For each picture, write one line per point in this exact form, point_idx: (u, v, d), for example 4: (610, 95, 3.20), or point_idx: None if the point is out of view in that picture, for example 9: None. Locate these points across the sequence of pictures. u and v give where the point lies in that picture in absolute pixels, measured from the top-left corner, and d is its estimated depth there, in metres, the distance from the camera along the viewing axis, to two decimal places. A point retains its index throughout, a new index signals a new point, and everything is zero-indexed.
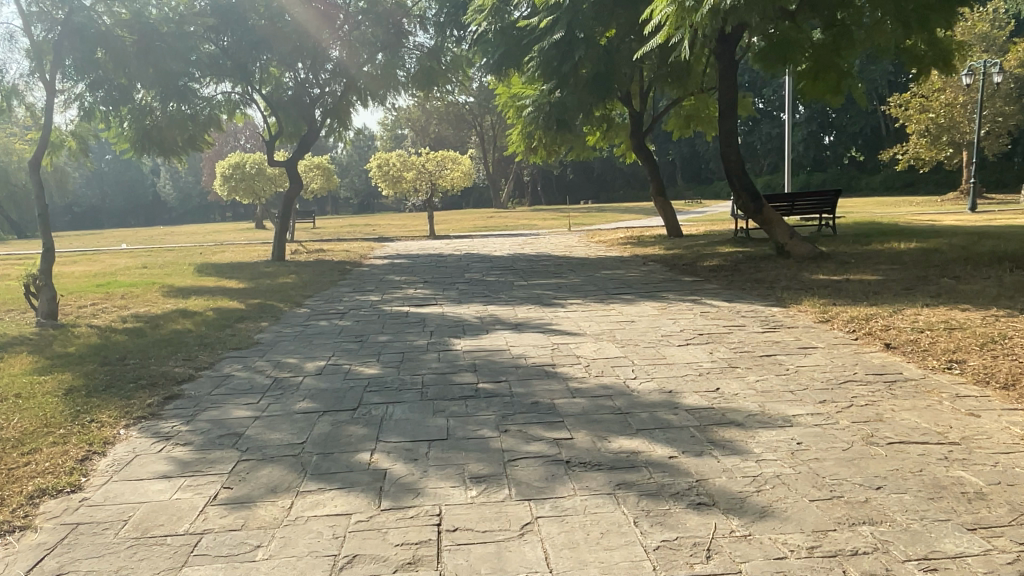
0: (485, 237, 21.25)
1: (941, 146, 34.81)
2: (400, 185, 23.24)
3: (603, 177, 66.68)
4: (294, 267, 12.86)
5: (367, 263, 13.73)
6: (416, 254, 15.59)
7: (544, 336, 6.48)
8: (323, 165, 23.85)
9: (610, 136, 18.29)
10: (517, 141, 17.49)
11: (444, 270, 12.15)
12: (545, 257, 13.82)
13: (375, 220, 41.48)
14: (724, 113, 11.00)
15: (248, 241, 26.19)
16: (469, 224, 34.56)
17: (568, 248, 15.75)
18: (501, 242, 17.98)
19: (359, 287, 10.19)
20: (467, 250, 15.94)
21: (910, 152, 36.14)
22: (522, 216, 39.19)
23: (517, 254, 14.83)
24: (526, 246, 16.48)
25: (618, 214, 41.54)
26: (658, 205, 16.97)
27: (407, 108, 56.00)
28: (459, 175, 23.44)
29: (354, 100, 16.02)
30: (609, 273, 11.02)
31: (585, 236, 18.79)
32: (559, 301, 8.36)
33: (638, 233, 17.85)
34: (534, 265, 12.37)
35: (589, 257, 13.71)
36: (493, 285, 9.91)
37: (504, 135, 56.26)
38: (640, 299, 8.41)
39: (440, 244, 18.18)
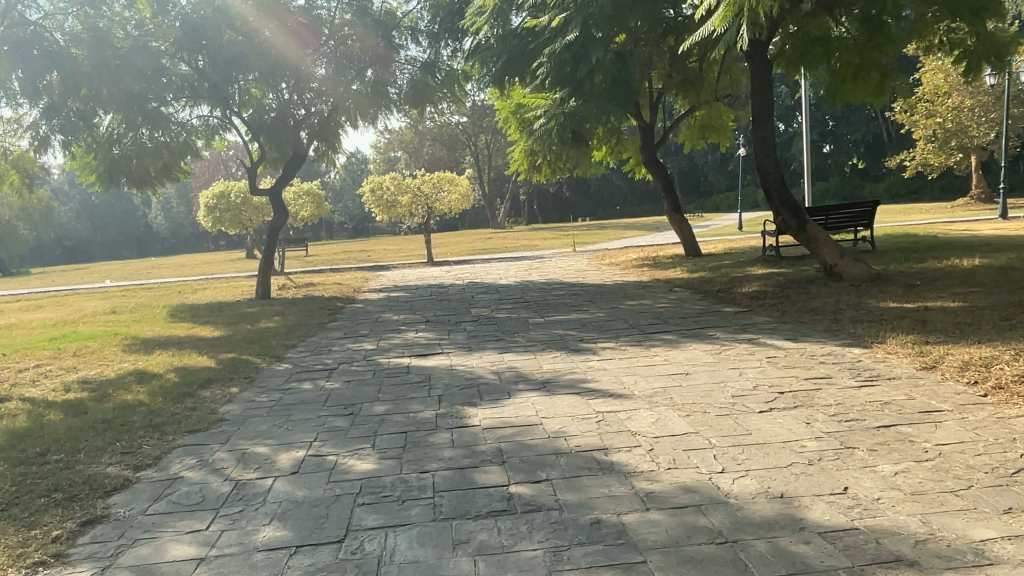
0: (487, 262, 19.96)
1: (950, 151, 33.61)
2: (395, 210, 21.97)
3: (601, 193, 65.61)
4: (280, 307, 11.55)
5: (360, 298, 12.43)
6: (414, 285, 14.27)
7: (583, 399, 5.14)
8: (313, 192, 22.61)
9: (619, 151, 17.07)
10: (520, 159, 16.24)
11: (447, 305, 10.85)
12: (557, 285, 12.51)
13: (370, 245, 40.19)
14: (759, 119, 9.76)
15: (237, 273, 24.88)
16: (467, 247, 33.30)
17: (580, 273, 14.46)
18: (505, 268, 16.69)
19: (351, 331, 8.85)
20: (470, 279, 14.62)
21: (918, 159, 34.97)
22: (521, 237, 37.95)
23: (526, 281, 13.53)
24: (534, 272, 15.17)
25: (619, 231, 40.29)
26: (675, 222, 15.70)
27: (399, 130, 54.95)
28: (457, 197, 22.33)
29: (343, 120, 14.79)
30: (636, 304, 9.70)
31: (595, 258, 17.51)
32: (588, 344, 7.02)
33: (653, 254, 16.56)
34: (547, 296, 11.05)
35: (607, 284, 12.40)
36: (506, 324, 8.57)
37: (499, 154, 55.16)
38: (683, 338, 7.07)
39: (441, 272, 16.88)
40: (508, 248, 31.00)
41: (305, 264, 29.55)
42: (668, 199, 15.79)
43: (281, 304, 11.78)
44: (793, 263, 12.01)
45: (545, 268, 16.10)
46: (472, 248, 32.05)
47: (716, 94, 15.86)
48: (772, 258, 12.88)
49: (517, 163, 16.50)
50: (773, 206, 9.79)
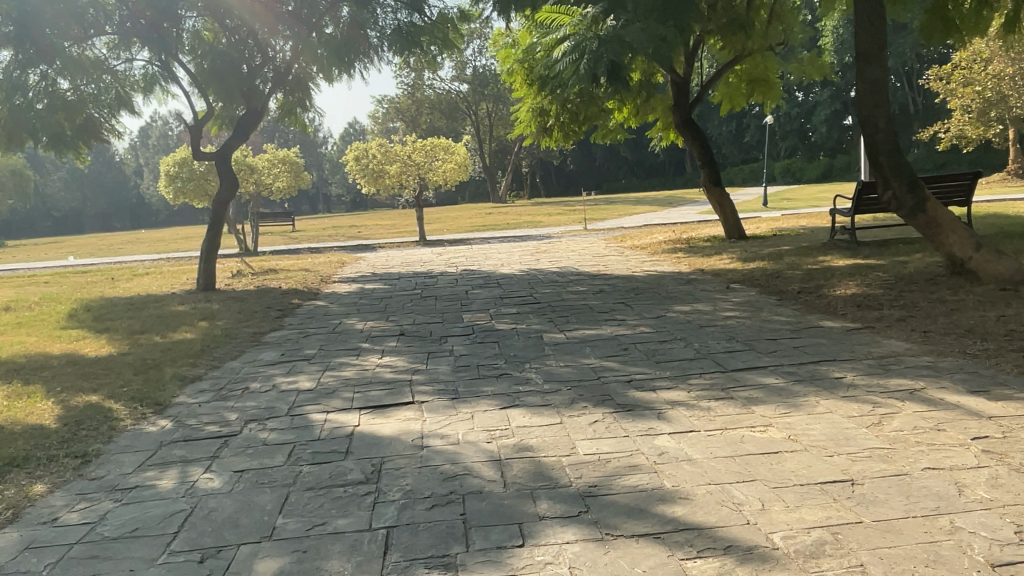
0: (487, 243, 17.34)
1: (988, 122, 30.23)
2: (383, 181, 19.25)
3: (608, 166, 62.78)
4: (219, 304, 8.95)
5: (322, 292, 9.82)
6: (395, 273, 11.65)
7: (675, 556, 2.54)
8: (291, 161, 19.86)
9: (647, 112, 14.38)
10: (530, 121, 13.57)
11: (434, 306, 8.25)
12: (576, 277, 9.88)
13: (363, 219, 37.64)
14: (867, 57, 6.93)
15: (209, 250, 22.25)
16: (468, 221, 30.72)
17: (601, 259, 11.84)
18: (508, 250, 14.06)
19: (293, 350, 6.24)
20: (465, 265, 12.00)
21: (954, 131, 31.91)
22: (525, 212, 35.36)
23: (536, 270, 10.92)
24: (543, 257, 12.52)
25: (630, 205, 37.61)
26: (714, 197, 13.01)
27: (396, 97, 51.74)
28: (454, 166, 19.56)
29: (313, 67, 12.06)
30: (689, 310, 7.07)
31: (615, 240, 14.87)
32: (646, 393, 4.41)
33: (685, 235, 13.89)
34: (565, 294, 8.44)
35: (640, 276, 9.78)
36: (510, 345, 5.93)
37: (500, 123, 52.18)
38: (796, 382, 4.45)
39: (432, 255, 14.29)
40: (511, 224, 28.36)
41: (290, 240, 26.98)
42: (706, 169, 13.12)
43: (223, 300, 9.21)
44: (879, 253, 9.35)
45: (555, 252, 13.46)
46: (472, 224, 29.44)
47: (767, 44, 13.16)
48: (846, 244, 10.23)
49: (526, 127, 13.85)
50: (884, 175, 7.14)
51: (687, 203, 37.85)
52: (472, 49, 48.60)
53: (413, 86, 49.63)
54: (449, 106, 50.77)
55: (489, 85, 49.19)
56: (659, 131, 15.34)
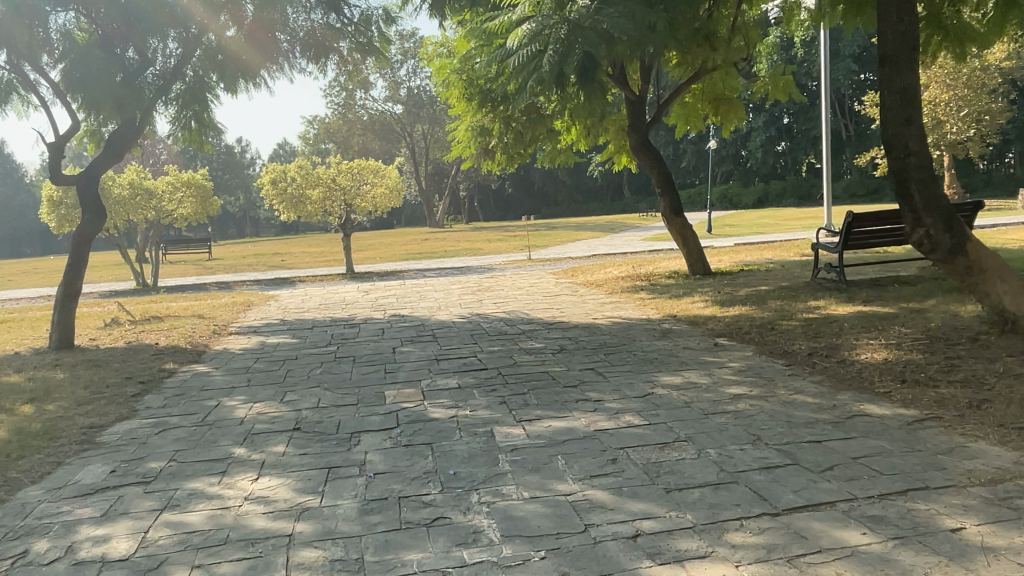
0: (420, 277, 15.54)
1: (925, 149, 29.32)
2: (304, 208, 17.24)
3: (546, 190, 61.95)
4: (67, 370, 6.88)
5: (212, 350, 7.86)
6: (310, 320, 9.72)
7: None
8: (197, 183, 17.54)
9: (597, 134, 12.84)
10: (469, 141, 11.87)
11: (349, 372, 6.42)
12: (528, 326, 8.20)
13: (289, 246, 35.28)
14: (896, 60, 5.53)
15: (105, 284, 19.66)
16: (401, 249, 28.91)
17: (553, 301, 10.21)
18: (445, 288, 12.29)
19: (132, 460, 4.32)
20: (394, 310, 10.17)
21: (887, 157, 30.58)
22: (463, 238, 33.79)
23: (478, 317, 9.19)
24: (486, 297, 10.80)
25: (571, 231, 36.42)
26: (676, 229, 11.62)
27: (326, 118, 49.47)
28: (384, 192, 17.74)
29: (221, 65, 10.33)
30: (681, 382, 5.47)
31: (564, 276, 13.29)
32: (670, 571, 2.71)
33: (643, 271, 12.42)
34: (517, 353, 6.73)
35: (604, 326, 8.16)
36: (448, 450, 4.16)
37: (436, 145, 50.53)
38: (897, 540, 2.84)
39: (357, 294, 12.40)
40: (448, 252, 26.60)
41: (203, 271, 24.58)
42: (665, 197, 11.71)
43: (76, 364, 7.15)
44: (881, 297, 7.99)
45: (499, 290, 11.76)
46: (406, 252, 27.56)
47: (731, 60, 11.86)
48: (836, 285, 8.88)
49: (464, 148, 12.13)
50: (912, 209, 5.72)
51: (630, 229, 36.91)
52: (406, 69, 46.93)
53: (344, 107, 47.58)
54: (383, 128, 48.77)
55: (425, 107, 47.56)
56: (610, 154, 13.80)
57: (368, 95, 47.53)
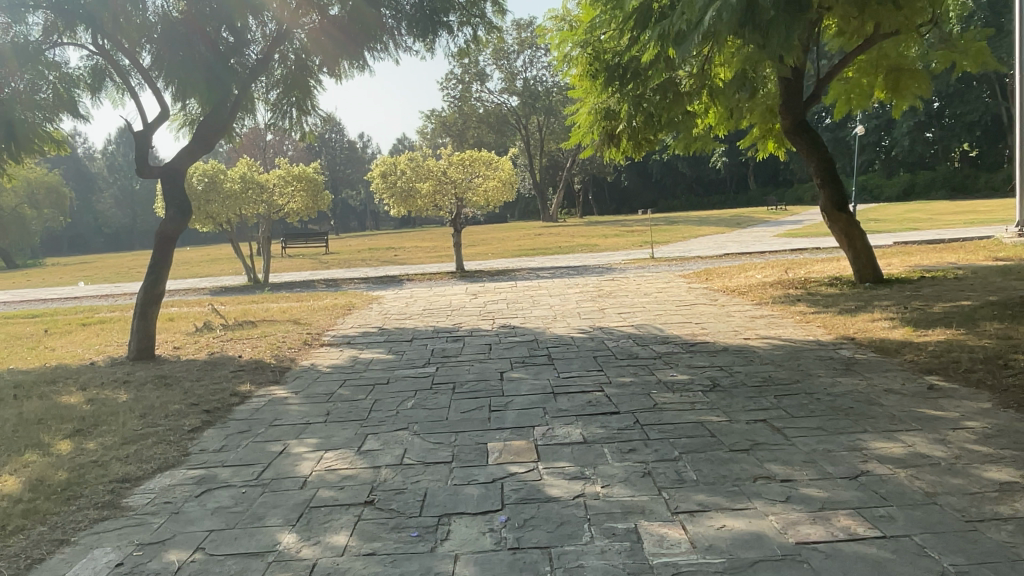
0: (534, 277, 14.25)
1: None
2: (413, 201, 16.36)
3: (664, 182, 59.44)
4: (132, 390, 6.02)
5: (296, 366, 6.86)
6: (411, 328, 8.61)
7: None
8: (308, 177, 16.87)
9: (740, 116, 11.03)
10: (593, 125, 10.36)
11: (446, 406, 5.18)
12: (665, 348, 6.71)
13: (402, 239, 35.07)
14: None
15: (220, 278, 19.62)
16: (514, 244, 27.84)
17: (690, 313, 8.64)
18: (562, 292, 10.93)
19: (150, 545, 3.22)
20: (505, 318, 8.91)
21: None
22: (578, 232, 32.35)
23: (602, 331, 7.78)
24: (609, 305, 9.36)
25: (693, 226, 34.17)
26: (838, 229, 9.83)
27: (442, 112, 49.26)
28: (497, 185, 16.53)
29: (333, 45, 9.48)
30: (903, 453, 3.85)
31: (697, 280, 11.61)
32: None
33: (795, 276, 10.57)
34: (656, 388, 5.28)
35: (761, 350, 6.54)
36: (577, 566, 2.79)
37: (551, 137, 49.27)
38: None
39: (465, 297, 11.24)
40: (563, 248, 25.23)
41: (318, 266, 24.41)
42: (825, 190, 9.92)
43: (145, 381, 6.29)
44: None
45: (624, 295, 10.26)
46: (519, 248, 26.44)
47: (916, 24, 9.73)
48: None
49: (587, 133, 10.65)
50: None
51: (759, 224, 34.27)
52: (523, 60, 45.98)
53: (460, 100, 47.21)
54: (498, 121, 48.05)
55: (541, 98, 46.41)
56: (754, 138, 11.93)
57: (484, 87, 46.89)
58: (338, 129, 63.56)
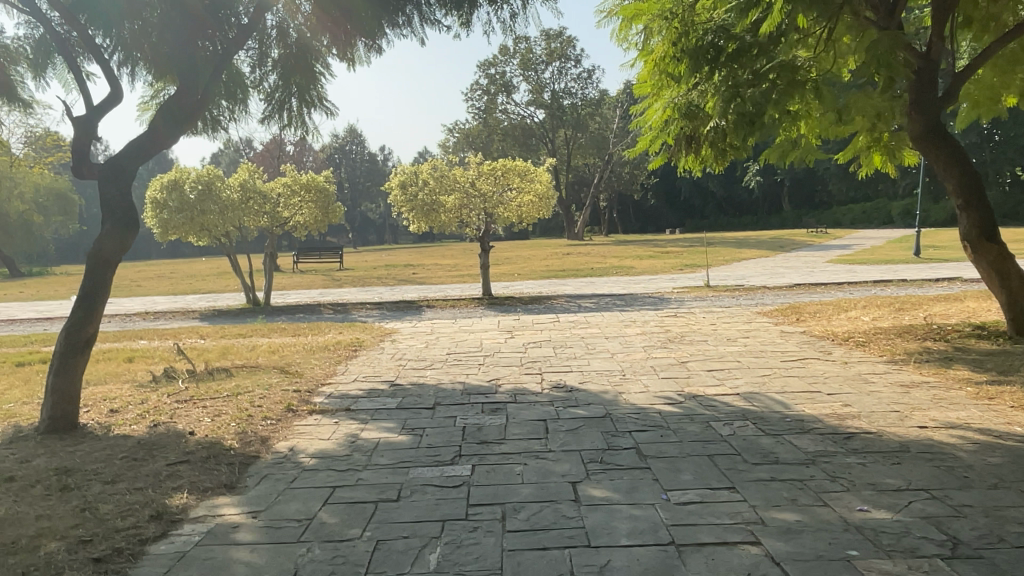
0: (576, 308, 12.11)
1: None
2: (436, 217, 14.29)
3: (693, 202, 57.27)
4: (7, 499, 3.93)
5: (268, 454, 4.72)
6: (431, 385, 6.47)
7: None
8: (319, 187, 14.88)
9: (848, 119, 8.85)
10: (671, 125, 8.24)
11: (498, 570, 3.01)
12: (813, 446, 4.50)
13: (420, 256, 33.10)
14: None
15: (219, 297, 17.66)
16: (542, 264, 25.75)
17: (809, 375, 6.41)
18: (620, 334, 8.76)
19: None
20: (557, 374, 6.74)
21: None
22: (608, 253, 30.18)
23: (700, 403, 5.57)
24: (692, 359, 7.17)
25: (732, 248, 31.90)
26: (980, 264, 7.61)
27: (466, 124, 47.44)
28: (533, 200, 14.39)
29: (341, 18, 7.38)
30: None
31: (785, 320, 9.39)
32: None
33: (921, 323, 8.32)
34: (857, 547, 3.09)
35: (965, 454, 4.31)
36: None
37: (577, 152, 47.28)
38: None
39: (499, 336, 9.08)
40: (596, 270, 22.98)
41: (328, 285, 22.38)
42: (967, 215, 7.68)
43: (35, 480, 4.19)
44: None
45: (703, 342, 8.07)
46: (547, 268, 24.29)
47: None
48: None
49: (659, 136, 8.55)
50: None
51: (803, 248, 31.90)
52: (551, 71, 44.10)
53: (484, 112, 45.41)
54: (523, 134, 46.13)
55: (569, 111, 44.45)
56: (858, 147, 9.75)
57: (510, 98, 45.04)
58: (358, 141, 62.00)
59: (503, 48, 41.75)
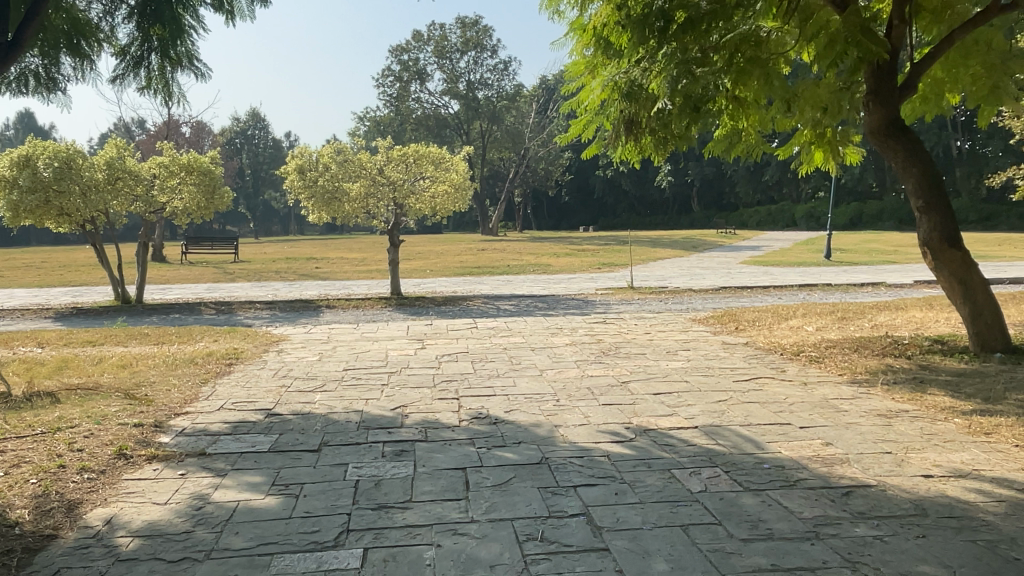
0: (495, 311, 10.96)
1: None
2: (339, 206, 12.74)
3: (607, 200, 57.29)
4: None
5: (71, 536, 3.34)
6: (319, 415, 5.16)
7: None
8: (202, 169, 13.14)
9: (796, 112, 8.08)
10: (609, 107, 7.24)
11: None
12: (808, 510, 3.49)
13: (326, 249, 31.19)
14: None
15: (89, 293, 15.51)
16: (456, 260, 24.51)
17: (772, 400, 5.48)
18: (547, 346, 7.66)
19: None
20: (475, 400, 5.55)
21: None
22: (524, 249, 29.20)
23: (653, 442, 4.52)
24: (633, 380, 6.12)
25: (647, 247, 31.57)
26: (941, 270, 6.94)
27: (376, 112, 45.48)
28: (447, 191, 13.11)
29: None
30: None
31: (724, 329, 8.56)
32: None
33: (873, 335, 7.62)
34: None
35: (997, 520, 3.39)
36: None
37: (492, 145, 46.17)
38: None
39: (407, 346, 7.80)
40: (513, 267, 21.93)
41: (221, 279, 20.37)
42: (927, 217, 6.98)
43: None
44: None
45: (642, 356, 7.06)
46: (462, 264, 23.06)
47: None
48: None
49: (594, 119, 7.56)
50: None
51: (716, 248, 31.90)
52: (466, 61, 42.79)
53: (396, 99, 43.63)
54: (437, 125, 44.60)
55: (483, 103, 43.29)
56: (800, 143, 9.02)
57: (423, 87, 43.46)
58: (261, 126, 58.77)
59: (416, 34, 40.14)
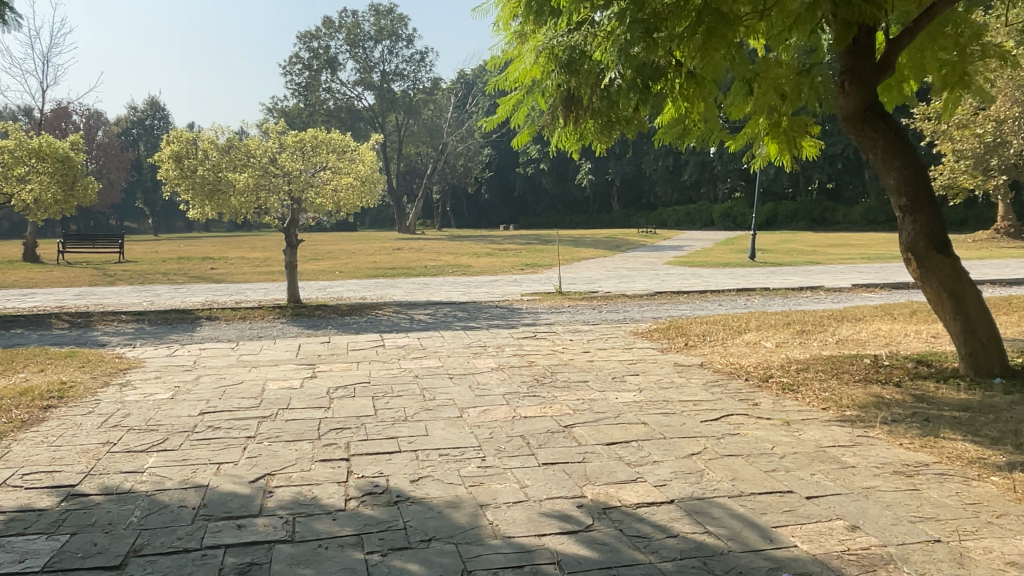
0: (406, 323, 9.48)
1: (987, 172, 23.26)
2: (223, 201, 10.95)
3: (527, 198, 56.35)
4: None
5: None
6: (141, 496, 3.60)
7: None
8: (57, 156, 11.12)
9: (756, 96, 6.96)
10: (546, 80, 5.96)
11: None
12: None
13: (226, 248, 28.77)
14: None
15: None
16: (369, 260, 22.79)
17: (757, 451, 4.26)
18: (467, 373, 6.26)
19: None
20: (371, 461, 4.10)
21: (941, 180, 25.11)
22: (443, 249, 27.73)
23: (621, 533, 3.19)
24: (578, 422, 4.80)
25: (569, 247, 30.62)
26: (928, 279, 5.97)
27: (284, 103, 42.94)
28: (351, 185, 11.52)
29: None
30: None
31: (673, 347, 7.38)
32: None
33: (845, 354, 6.58)
34: None
35: None
36: None
37: (408, 139, 44.42)
38: None
39: (293, 375, 6.24)
40: (430, 268, 20.42)
41: (98, 282, 17.97)
42: (911, 218, 5.98)
43: None
44: None
45: (583, 386, 5.76)
46: (375, 265, 21.39)
47: None
48: None
49: (527, 98, 6.27)
50: None
51: (639, 248, 31.27)
52: (380, 51, 40.83)
53: (305, 89, 41.24)
54: (350, 117, 42.46)
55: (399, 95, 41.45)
56: (754, 134, 7.95)
57: (335, 77, 41.25)
58: (160, 116, 54.89)
59: (327, 21, 37.92)
